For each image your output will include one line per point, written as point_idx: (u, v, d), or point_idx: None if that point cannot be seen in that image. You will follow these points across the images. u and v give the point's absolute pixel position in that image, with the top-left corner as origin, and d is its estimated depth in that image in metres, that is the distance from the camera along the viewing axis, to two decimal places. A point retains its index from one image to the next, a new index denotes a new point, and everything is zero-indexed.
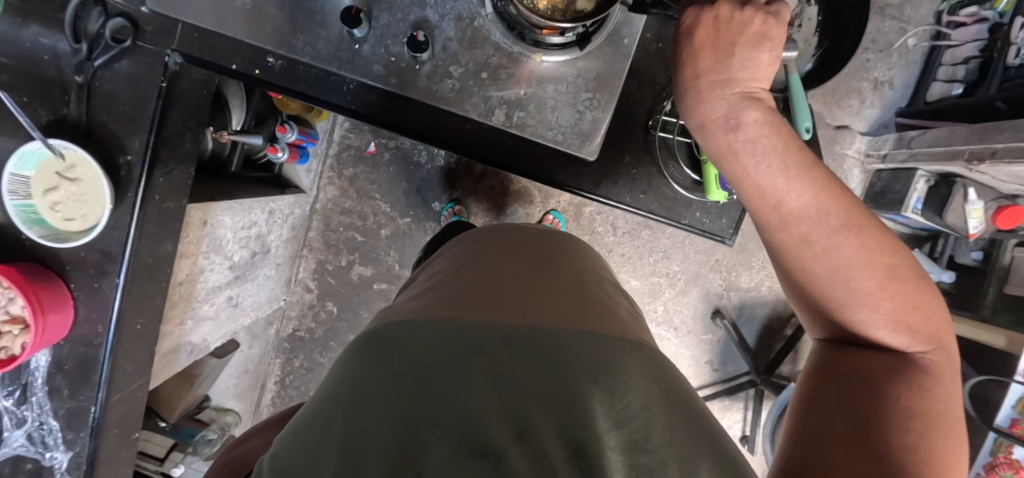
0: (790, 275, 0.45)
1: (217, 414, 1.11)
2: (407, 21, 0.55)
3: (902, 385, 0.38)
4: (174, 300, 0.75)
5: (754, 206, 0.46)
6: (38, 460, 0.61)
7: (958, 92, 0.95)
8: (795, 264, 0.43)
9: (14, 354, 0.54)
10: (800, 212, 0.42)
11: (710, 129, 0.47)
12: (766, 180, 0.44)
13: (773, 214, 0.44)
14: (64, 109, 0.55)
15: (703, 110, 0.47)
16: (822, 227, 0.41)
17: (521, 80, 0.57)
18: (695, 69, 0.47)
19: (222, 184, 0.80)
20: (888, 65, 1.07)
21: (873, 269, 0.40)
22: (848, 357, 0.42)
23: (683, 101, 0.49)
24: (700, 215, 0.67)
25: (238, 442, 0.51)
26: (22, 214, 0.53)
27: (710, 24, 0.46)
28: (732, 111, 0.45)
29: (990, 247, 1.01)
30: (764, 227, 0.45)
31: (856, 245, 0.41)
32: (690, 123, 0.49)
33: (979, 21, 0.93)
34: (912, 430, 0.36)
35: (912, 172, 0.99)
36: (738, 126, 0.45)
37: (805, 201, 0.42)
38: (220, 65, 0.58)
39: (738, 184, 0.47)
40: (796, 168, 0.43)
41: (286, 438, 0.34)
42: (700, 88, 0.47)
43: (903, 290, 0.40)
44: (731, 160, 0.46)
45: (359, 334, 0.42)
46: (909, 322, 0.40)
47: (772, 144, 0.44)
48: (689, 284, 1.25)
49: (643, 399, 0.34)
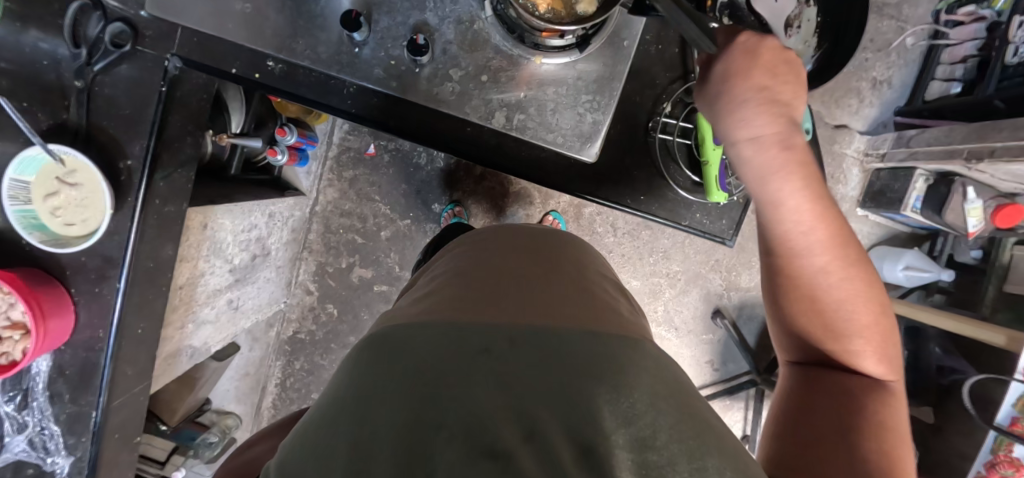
0: (787, 299, 0.45)
1: (219, 417, 1.10)
2: (407, 24, 0.55)
3: (875, 398, 0.40)
4: (174, 304, 0.75)
5: (773, 231, 0.46)
6: (39, 465, 0.61)
7: (956, 90, 0.96)
8: (799, 290, 0.44)
9: (15, 359, 0.54)
10: (814, 244, 0.43)
11: (766, 142, 0.46)
12: (793, 209, 0.44)
13: (800, 240, 0.44)
14: (64, 114, 0.55)
15: (759, 123, 0.46)
16: (831, 259, 0.43)
17: (521, 82, 0.57)
18: (752, 82, 0.46)
19: (222, 188, 0.80)
20: (886, 65, 1.07)
21: (869, 308, 0.43)
22: (830, 377, 0.43)
23: (734, 114, 0.47)
24: (701, 217, 0.67)
25: (242, 449, 0.50)
26: (22, 220, 0.53)
27: (775, 49, 0.46)
28: (786, 130, 0.45)
29: (989, 246, 1.02)
30: (775, 252, 0.46)
31: (860, 283, 0.43)
32: (740, 136, 0.47)
33: (976, 20, 0.93)
34: (894, 443, 0.37)
35: (912, 170, 0.98)
36: (790, 146, 0.45)
37: (823, 236, 0.43)
38: (219, 68, 0.58)
39: (769, 205, 0.46)
40: (820, 203, 0.44)
41: (291, 445, 0.33)
42: (759, 101, 0.46)
43: (885, 329, 0.43)
44: (778, 178, 0.45)
45: (363, 337, 0.42)
46: (889, 356, 0.43)
47: (808, 171, 0.45)
48: (689, 284, 1.25)
49: (649, 397, 0.34)
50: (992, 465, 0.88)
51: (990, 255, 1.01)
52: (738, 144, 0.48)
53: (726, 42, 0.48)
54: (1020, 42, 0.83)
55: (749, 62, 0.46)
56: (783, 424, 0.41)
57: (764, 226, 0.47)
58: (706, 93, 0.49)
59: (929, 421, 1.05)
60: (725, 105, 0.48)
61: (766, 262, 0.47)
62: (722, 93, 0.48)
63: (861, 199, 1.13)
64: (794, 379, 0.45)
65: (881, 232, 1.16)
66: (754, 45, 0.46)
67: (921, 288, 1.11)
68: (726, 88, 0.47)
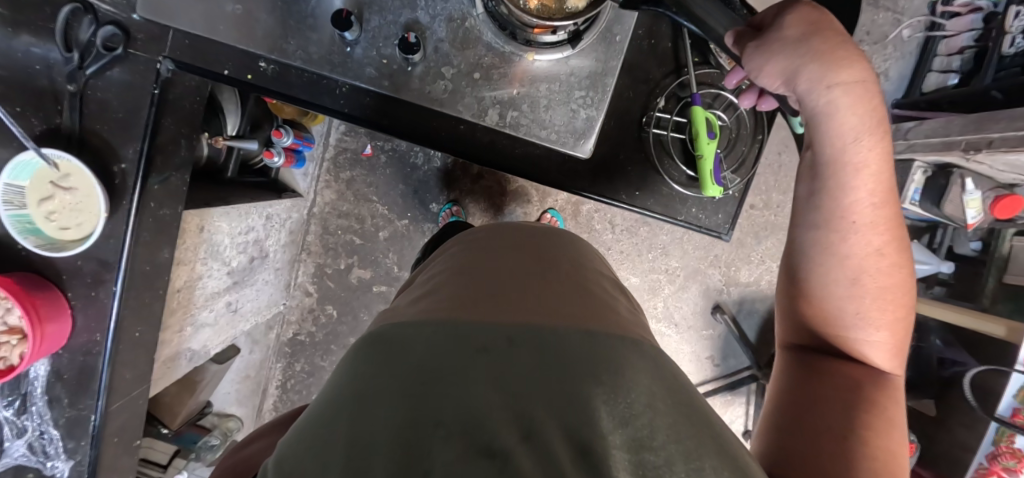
0: (823, 283, 0.43)
1: (221, 420, 1.10)
2: (398, 23, 0.55)
3: (883, 391, 0.41)
4: (173, 307, 0.75)
5: (833, 200, 0.42)
6: (40, 469, 0.61)
7: (953, 82, 0.96)
8: (845, 271, 0.42)
9: (13, 364, 0.54)
10: (868, 221, 0.41)
11: (863, 90, 0.40)
12: (865, 178, 0.41)
13: (863, 214, 0.41)
14: (57, 118, 0.55)
15: (854, 67, 0.40)
16: (879, 239, 0.41)
17: (513, 79, 0.56)
18: (831, 27, 0.41)
19: (219, 191, 0.80)
20: (883, 57, 1.06)
21: (902, 299, 0.42)
22: (837, 368, 0.42)
23: (829, 60, 0.40)
24: (697, 211, 0.67)
25: (240, 446, 0.50)
26: (18, 225, 0.53)
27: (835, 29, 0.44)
28: (871, 91, 0.41)
29: (988, 237, 1.02)
30: (824, 227, 0.42)
31: (900, 272, 0.42)
32: (833, 80, 0.40)
33: (972, 11, 0.93)
34: (896, 439, 0.38)
35: (909, 162, 0.97)
36: (875, 107, 0.41)
37: (876, 214, 0.41)
38: (210, 70, 0.58)
39: (838, 168, 0.42)
40: (885, 178, 0.41)
41: (289, 442, 0.33)
42: (849, 45, 0.41)
43: (902, 321, 0.43)
44: (854, 137, 0.41)
45: (361, 336, 0.41)
46: (900, 349, 0.43)
47: (881, 141, 0.41)
48: (689, 279, 1.24)
49: (646, 397, 0.34)
50: (994, 456, 0.88)
51: (989, 246, 1.01)
52: (821, 96, 0.41)
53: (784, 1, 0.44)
54: (1016, 32, 0.83)
55: (821, 13, 0.42)
56: (785, 415, 0.41)
57: (821, 196, 0.43)
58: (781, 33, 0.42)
59: (931, 414, 1.05)
60: (812, 44, 0.40)
61: (800, 237, 0.44)
62: (807, 31, 0.41)
63: None
64: (798, 365, 0.44)
65: None
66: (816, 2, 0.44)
67: (921, 281, 1.11)
68: (813, 34, 0.41)
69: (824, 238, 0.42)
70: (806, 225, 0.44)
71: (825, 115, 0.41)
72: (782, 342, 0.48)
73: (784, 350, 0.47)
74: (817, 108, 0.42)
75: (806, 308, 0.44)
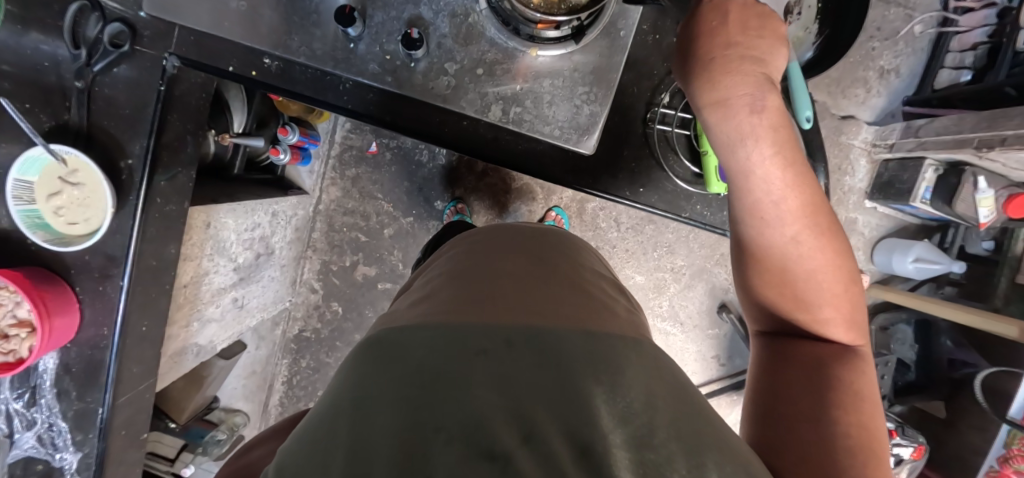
0: (756, 271, 0.46)
1: (227, 415, 1.11)
2: (401, 19, 0.55)
3: (846, 366, 0.42)
4: (179, 303, 0.76)
5: (744, 200, 0.45)
6: (48, 460, 0.62)
7: (966, 78, 0.92)
8: (765, 262, 0.45)
9: (22, 357, 0.55)
10: (781, 214, 0.43)
11: (733, 108, 0.45)
12: (761, 180, 0.44)
13: (771, 210, 0.44)
14: (66, 115, 0.56)
15: (718, 89, 0.46)
16: (799, 225, 0.43)
17: (517, 74, 0.56)
18: (726, 38, 0.46)
19: (225, 188, 0.81)
20: (894, 53, 1.05)
21: (837, 276, 0.43)
22: (796, 348, 0.44)
23: (704, 76, 0.46)
24: (702, 208, 0.66)
25: (244, 452, 0.51)
26: (27, 220, 0.54)
27: (740, 17, 0.46)
28: (758, 92, 0.44)
29: (1002, 236, 1.00)
30: (745, 222, 0.46)
31: (827, 251, 0.43)
32: (705, 100, 0.47)
33: (987, 6, 0.90)
34: (865, 411, 0.39)
35: (920, 160, 0.96)
36: (763, 108, 0.44)
37: (791, 204, 0.43)
38: (217, 67, 0.58)
39: (735, 172, 0.46)
40: (791, 165, 0.44)
41: (290, 449, 0.33)
42: (726, 60, 0.45)
43: (848, 296, 0.44)
44: (743, 143, 0.44)
45: (359, 341, 0.41)
46: (855, 321, 0.44)
47: (778, 136, 0.44)
48: (695, 279, 1.24)
49: (646, 395, 0.34)
50: (1006, 460, 0.87)
51: (1002, 245, 1.00)
52: (705, 113, 0.47)
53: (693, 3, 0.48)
54: None
55: (719, 16, 0.46)
56: (761, 401, 0.42)
57: (734, 197, 0.47)
58: (684, 53, 0.48)
59: (940, 417, 1.04)
60: (697, 67, 0.47)
61: (735, 231, 0.48)
62: (693, 52, 0.47)
63: (869, 190, 1.11)
64: (764, 352, 0.46)
65: (889, 224, 1.14)
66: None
67: (931, 281, 1.09)
68: (694, 54, 0.47)
69: (748, 233, 0.46)
70: (735, 222, 0.47)
71: (716, 126, 0.46)
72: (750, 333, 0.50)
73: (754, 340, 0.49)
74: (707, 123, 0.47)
75: (751, 294, 0.47)
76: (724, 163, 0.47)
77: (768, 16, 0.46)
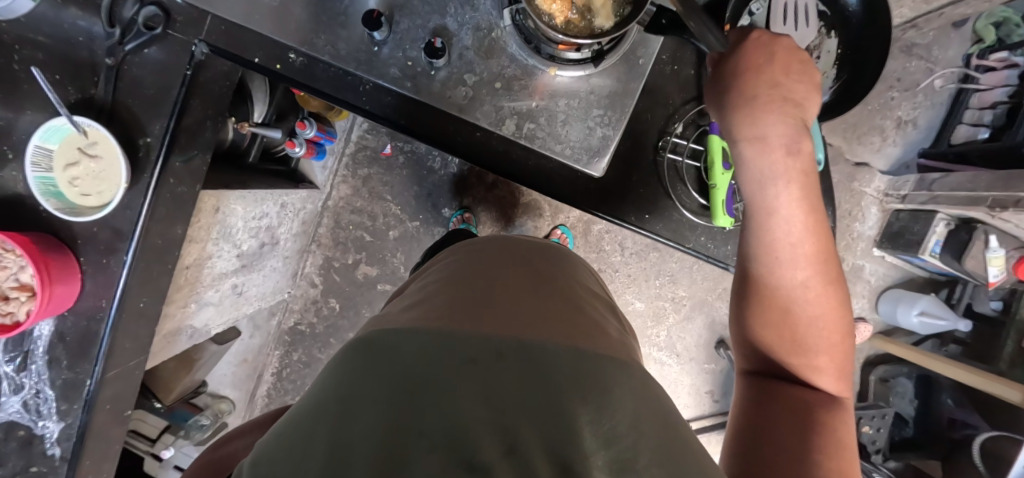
0: (760, 307, 0.45)
1: (213, 401, 1.10)
2: (426, 27, 0.56)
3: (833, 414, 0.41)
4: (180, 283, 0.76)
5: (760, 238, 0.45)
6: (30, 428, 0.62)
7: (982, 136, 0.89)
8: (772, 299, 0.44)
9: (19, 320, 0.55)
10: (796, 258, 0.43)
11: (770, 146, 0.45)
12: (783, 220, 0.44)
13: (786, 250, 0.44)
14: (92, 89, 0.57)
15: (756, 128, 0.46)
16: (808, 270, 0.43)
17: (534, 92, 0.57)
18: (769, 77, 0.47)
19: (239, 175, 0.83)
20: (912, 104, 1.04)
21: (837, 325, 0.44)
22: (787, 390, 0.43)
23: (742, 112, 0.47)
24: (706, 240, 0.65)
25: (222, 441, 0.51)
26: (41, 186, 0.54)
27: (783, 60, 0.47)
28: (794, 135, 0.45)
29: (1010, 298, 0.96)
30: (756, 259, 0.45)
31: (829, 298, 0.43)
32: (739, 133, 0.47)
33: (1010, 66, 0.88)
34: (849, 463, 0.38)
35: (932, 213, 0.96)
36: (798, 152, 0.45)
37: (805, 251, 0.43)
38: (242, 57, 0.59)
39: (756, 207, 0.46)
40: (810, 212, 0.44)
41: (269, 443, 0.32)
42: (769, 100, 0.46)
43: (842, 348, 0.44)
44: (773, 182, 0.45)
45: (348, 340, 0.41)
46: (844, 374, 0.44)
47: (802, 182, 0.45)
48: (694, 311, 1.23)
49: (631, 418, 0.33)
50: None
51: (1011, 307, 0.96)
52: (738, 146, 0.47)
53: (741, 36, 0.49)
54: None
55: (766, 56, 0.47)
56: (744, 437, 0.41)
57: (749, 234, 0.46)
58: (724, 86, 0.48)
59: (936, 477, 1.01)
60: (735, 102, 0.48)
61: (743, 265, 0.47)
62: (735, 86, 0.47)
63: (878, 238, 1.11)
64: (750, 389, 0.45)
65: (896, 275, 1.13)
66: (771, 40, 0.47)
67: (936, 336, 1.07)
68: (734, 88, 0.48)
69: (757, 267, 0.45)
70: (743, 258, 0.47)
71: (746, 162, 0.47)
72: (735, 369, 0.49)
73: (738, 377, 0.48)
74: (737, 158, 0.48)
75: (746, 327, 0.46)
76: (749, 198, 0.47)
77: (809, 64, 0.48)
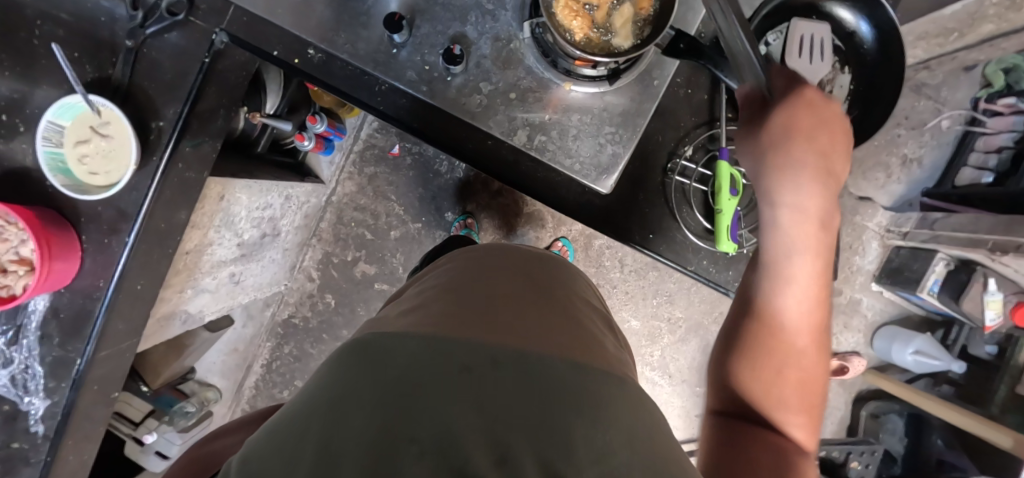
0: (750, 359, 0.46)
1: (200, 388, 1.09)
2: (446, 34, 0.57)
3: (806, 465, 0.41)
4: (178, 268, 0.76)
5: (768, 301, 0.46)
6: (15, 403, 0.61)
7: (987, 180, 0.88)
8: (768, 356, 0.45)
9: (14, 294, 0.55)
10: (796, 326, 0.45)
11: (803, 216, 0.45)
12: (796, 289, 0.45)
13: (790, 317, 0.45)
14: (110, 69, 0.58)
15: (786, 195, 0.46)
16: (804, 340, 0.45)
17: (548, 105, 0.57)
18: (814, 145, 0.45)
19: (247, 165, 0.83)
20: (918, 143, 1.03)
21: (817, 390, 0.45)
22: (759, 433, 0.43)
23: (782, 177, 0.46)
24: (708, 264, 0.65)
25: (210, 438, 0.50)
26: (50, 162, 0.55)
27: (829, 129, 0.46)
28: (827, 211, 0.45)
29: (1006, 343, 0.95)
30: (760, 318, 0.47)
31: (819, 369, 0.45)
32: (777, 197, 0.46)
33: (1017, 112, 0.86)
34: None
35: (932, 253, 0.97)
36: (828, 232, 0.45)
37: (806, 321, 0.45)
38: (262, 50, 0.59)
39: (771, 273, 0.47)
40: (820, 287, 0.46)
41: (258, 442, 0.32)
42: (812, 170, 0.45)
43: (815, 408, 0.45)
44: (798, 253, 0.45)
45: (343, 342, 0.40)
46: (814, 434, 0.44)
47: (822, 259, 0.45)
48: (690, 333, 1.22)
49: (626, 435, 0.33)
50: None
51: (1006, 352, 0.95)
52: (770, 209, 0.47)
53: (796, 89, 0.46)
54: None
55: (817, 121, 0.45)
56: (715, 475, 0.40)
57: (758, 297, 0.47)
58: (767, 144, 0.46)
59: None
60: (776, 163, 0.46)
61: (740, 320, 0.48)
62: (779, 149, 0.46)
63: (877, 273, 1.11)
64: (720, 428, 0.44)
65: (893, 311, 1.13)
66: (825, 104, 0.45)
67: (930, 376, 1.06)
68: (778, 148, 0.46)
69: (756, 325, 0.47)
70: (745, 314, 0.48)
71: (773, 227, 0.47)
72: (704, 410, 0.49)
73: (707, 416, 0.48)
74: (766, 221, 0.47)
75: (729, 374, 0.47)
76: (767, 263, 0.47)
77: (848, 135, 0.47)
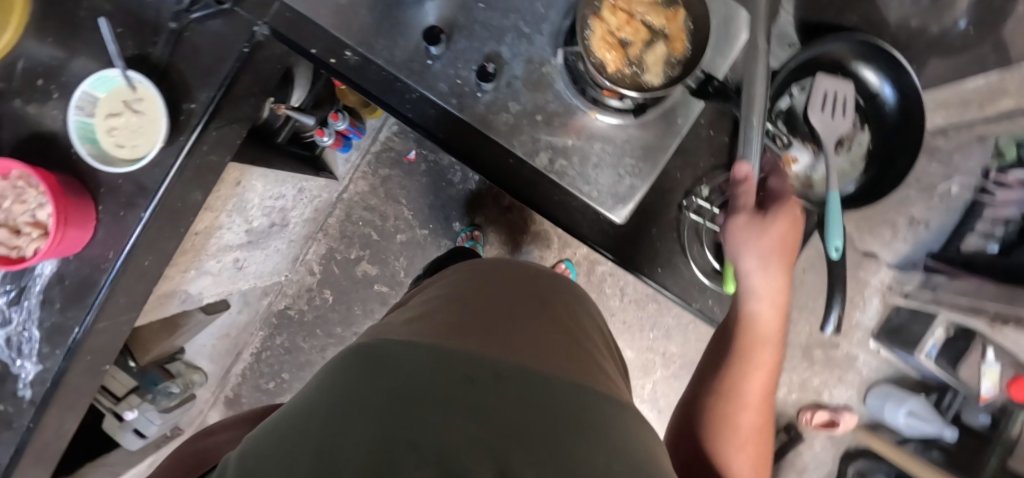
0: (714, 429, 0.52)
1: (187, 370, 1.09)
2: (481, 51, 0.58)
3: None
4: (186, 248, 0.76)
5: (735, 378, 0.54)
6: (6, 364, 0.61)
7: (992, 248, 0.90)
8: (729, 429, 0.51)
9: (24, 256, 0.56)
10: (752, 404, 0.53)
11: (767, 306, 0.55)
12: (756, 371, 0.54)
13: (750, 394, 0.53)
14: (150, 48, 0.58)
15: (761, 288, 0.55)
16: (757, 416, 0.53)
17: (572, 131, 0.58)
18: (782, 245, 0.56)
19: (266, 154, 0.84)
20: (926, 205, 1.05)
21: (761, 461, 0.52)
22: None
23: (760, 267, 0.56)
24: (713, 304, 0.65)
25: (203, 435, 0.51)
26: (80, 131, 0.55)
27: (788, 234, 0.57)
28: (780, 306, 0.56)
29: (999, 415, 0.94)
30: (723, 393, 0.53)
31: (763, 443, 0.53)
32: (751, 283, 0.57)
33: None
34: None
35: (933, 316, 0.97)
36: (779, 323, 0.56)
37: (759, 399, 0.53)
38: (301, 47, 0.61)
39: (740, 354, 0.55)
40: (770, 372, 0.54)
41: (257, 440, 0.31)
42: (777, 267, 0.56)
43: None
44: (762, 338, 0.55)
45: (345, 349, 0.40)
46: None
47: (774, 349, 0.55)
48: (683, 370, 1.22)
49: (627, 455, 0.32)
50: None
51: (998, 425, 0.94)
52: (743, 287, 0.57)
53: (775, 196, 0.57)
54: None
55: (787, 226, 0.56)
56: None
57: (722, 375, 0.55)
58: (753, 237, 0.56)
59: None
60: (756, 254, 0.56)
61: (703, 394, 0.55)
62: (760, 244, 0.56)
63: (875, 331, 1.11)
64: None
65: (889, 371, 1.13)
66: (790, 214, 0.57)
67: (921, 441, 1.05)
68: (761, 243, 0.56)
69: (719, 403, 0.53)
70: (711, 389, 0.54)
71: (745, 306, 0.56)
72: None
73: None
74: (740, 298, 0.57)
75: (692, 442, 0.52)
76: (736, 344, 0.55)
77: None
